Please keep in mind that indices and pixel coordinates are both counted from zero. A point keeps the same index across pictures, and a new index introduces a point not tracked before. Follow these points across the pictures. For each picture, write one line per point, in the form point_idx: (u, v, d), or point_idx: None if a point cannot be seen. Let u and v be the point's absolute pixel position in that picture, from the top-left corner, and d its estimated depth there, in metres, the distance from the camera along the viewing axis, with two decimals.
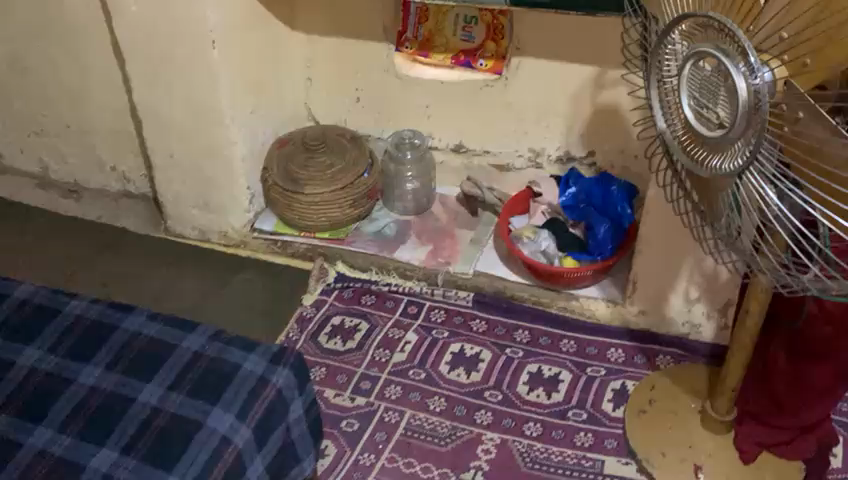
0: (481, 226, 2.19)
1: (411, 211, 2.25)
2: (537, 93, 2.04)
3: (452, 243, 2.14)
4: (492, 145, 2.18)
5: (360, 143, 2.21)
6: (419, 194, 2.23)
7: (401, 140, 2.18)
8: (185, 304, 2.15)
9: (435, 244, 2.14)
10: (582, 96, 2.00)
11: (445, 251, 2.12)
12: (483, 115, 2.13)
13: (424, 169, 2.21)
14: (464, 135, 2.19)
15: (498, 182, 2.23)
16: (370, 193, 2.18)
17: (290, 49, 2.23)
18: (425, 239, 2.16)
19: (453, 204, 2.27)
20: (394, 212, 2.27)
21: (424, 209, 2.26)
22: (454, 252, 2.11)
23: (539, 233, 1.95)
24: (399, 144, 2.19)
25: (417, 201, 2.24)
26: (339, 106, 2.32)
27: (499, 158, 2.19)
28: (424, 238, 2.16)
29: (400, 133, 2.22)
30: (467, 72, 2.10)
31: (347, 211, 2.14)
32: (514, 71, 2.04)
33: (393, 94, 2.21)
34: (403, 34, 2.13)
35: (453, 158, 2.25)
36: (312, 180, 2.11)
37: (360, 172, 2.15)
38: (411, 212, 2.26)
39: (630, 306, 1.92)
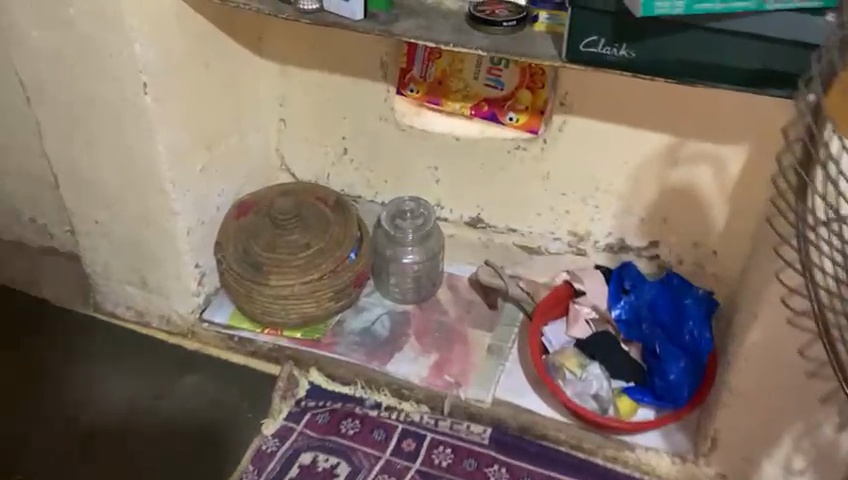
0: (501, 326, 1.67)
1: (410, 301, 1.72)
2: (586, 163, 1.52)
3: (463, 352, 1.62)
4: (520, 222, 1.65)
5: (344, 214, 1.67)
6: (422, 278, 1.71)
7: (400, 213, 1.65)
8: (112, 424, 1.65)
9: (441, 355, 1.61)
10: (647, 172, 1.48)
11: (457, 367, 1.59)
12: (511, 184, 1.61)
13: (431, 250, 1.68)
14: (484, 206, 1.67)
15: (524, 267, 1.72)
16: (355, 282, 1.64)
17: (258, 85, 1.70)
18: (428, 345, 1.63)
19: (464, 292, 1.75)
20: (388, 300, 1.74)
21: (426, 297, 1.73)
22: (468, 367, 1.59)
23: (587, 368, 1.46)
24: (396, 219, 1.66)
25: (418, 287, 1.72)
26: (321, 157, 1.79)
27: (529, 239, 1.66)
28: (426, 342, 1.64)
29: (398, 201, 1.69)
30: (492, 127, 1.57)
31: (327, 306, 1.61)
32: (556, 134, 1.51)
33: (392, 148, 1.69)
34: (407, 73, 1.59)
35: (466, 233, 1.73)
36: (281, 267, 1.57)
37: (345, 254, 1.61)
38: (411, 301, 1.73)
39: (704, 466, 1.42)
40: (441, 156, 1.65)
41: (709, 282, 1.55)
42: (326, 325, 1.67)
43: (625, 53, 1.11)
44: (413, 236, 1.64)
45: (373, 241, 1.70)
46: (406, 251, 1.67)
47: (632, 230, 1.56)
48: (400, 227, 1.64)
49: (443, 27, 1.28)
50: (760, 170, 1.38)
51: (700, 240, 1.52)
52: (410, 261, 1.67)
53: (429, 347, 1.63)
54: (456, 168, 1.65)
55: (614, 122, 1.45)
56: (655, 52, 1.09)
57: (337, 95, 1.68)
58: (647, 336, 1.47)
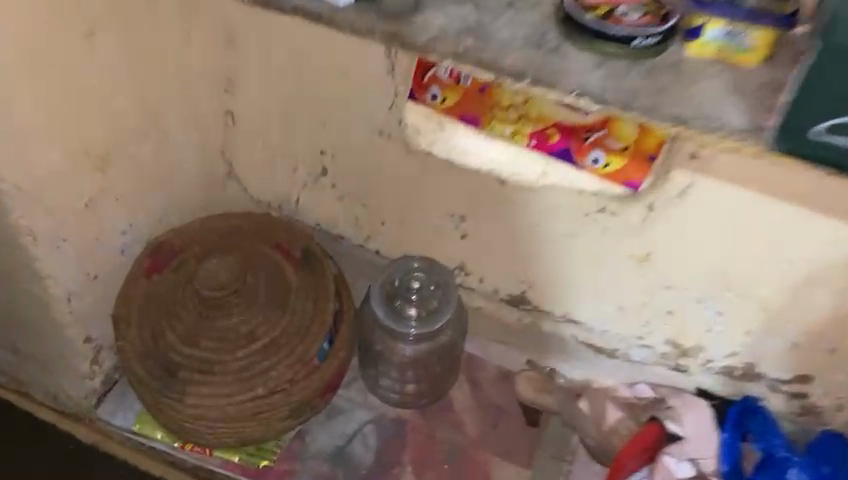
0: (543, 461, 1.11)
1: (405, 406, 1.15)
2: (718, 253, 0.91)
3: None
4: (588, 314, 1.05)
5: (314, 282, 1.06)
6: (429, 378, 1.12)
7: (396, 296, 1.04)
8: None
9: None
10: (821, 286, 0.89)
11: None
12: (582, 262, 1.00)
13: (445, 345, 1.07)
14: (534, 281, 1.06)
15: (586, 364, 1.13)
16: (325, 393, 1.05)
17: (188, 63, 1.03)
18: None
19: (487, 395, 1.16)
20: (375, 397, 1.15)
21: (433, 399, 1.15)
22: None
23: None
24: (396, 299, 1.04)
25: (424, 388, 1.13)
26: (284, 174, 1.15)
27: (600, 339, 1.08)
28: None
29: (396, 262, 1.06)
30: (560, 168, 0.94)
31: (281, 426, 1.04)
32: (673, 200, 0.90)
33: (396, 181, 1.06)
34: (428, 71, 0.92)
35: (500, 309, 1.13)
36: (207, 375, 1.00)
37: (312, 351, 1.02)
38: (409, 406, 1.15)
39: None
40: (474, 204, 1.03)
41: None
42: (279, 446, 1.10)
43: None
44: (418, 334, 1.03)
45: (361, 319, 1.09)
46: (405, 345, 1.06)
47: (772, 355, 0.98)
48: (402, 316, 1.03)
49: (511, 34, 0.65)
50: None
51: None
52: (412, 358, 1.07)
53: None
54: (497, 226, 1.03)
55: (784, 205, 0.84)
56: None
57: (312, 94, 1.02)
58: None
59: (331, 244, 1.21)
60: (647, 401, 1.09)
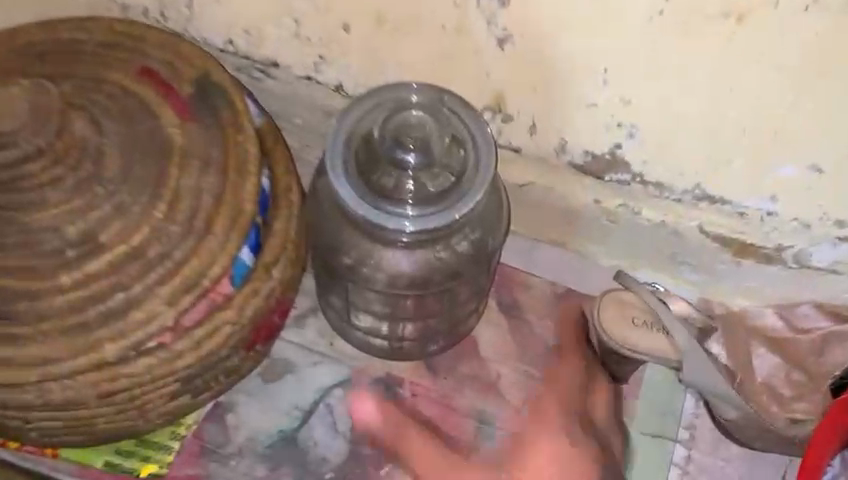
0: (644, 444, 0.64)
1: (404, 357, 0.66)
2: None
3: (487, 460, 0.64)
4: (740, 184, 0.56)
5: (222, 140, 0.57)
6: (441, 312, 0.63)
7: (372, 158, 0.54)
8: None
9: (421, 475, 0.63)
10: None
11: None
12: (748, 78, 0.50)
13: (469, 255, 0.58)
14: (640, 128, 0.55)
15: (708, 275, 0.66)
16: (249, 345, 0.57)
17: None
18: (411, 436, 0.64)
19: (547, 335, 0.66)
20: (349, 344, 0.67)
21: (445, 348, 0.66)
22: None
23: None
24: (379, 167, 0.54)
25: (432, 327, 0.64)
26: None
27: (752, 234, 0.59)
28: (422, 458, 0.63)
29: (369, 97, 0.55)
30: None
31: (171, 407, 0.56)
32: None
33: None
34: None
35: (567, 187, 0.62)
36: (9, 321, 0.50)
37: (228, 263, 0.53)
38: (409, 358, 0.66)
39: None
40: None
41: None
42: (177, 439, 0.63)
43: None
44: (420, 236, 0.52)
45: (314, 210, 0.59)
46: (394, 256, 0.57)
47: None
48: (389, 198, 0.52)
49: None
50: None
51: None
52: (409, 282, 0.58)
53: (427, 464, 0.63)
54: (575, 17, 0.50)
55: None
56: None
57: None
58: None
59: (258, 83, 0.68)
60: (822, 334, 0.63)
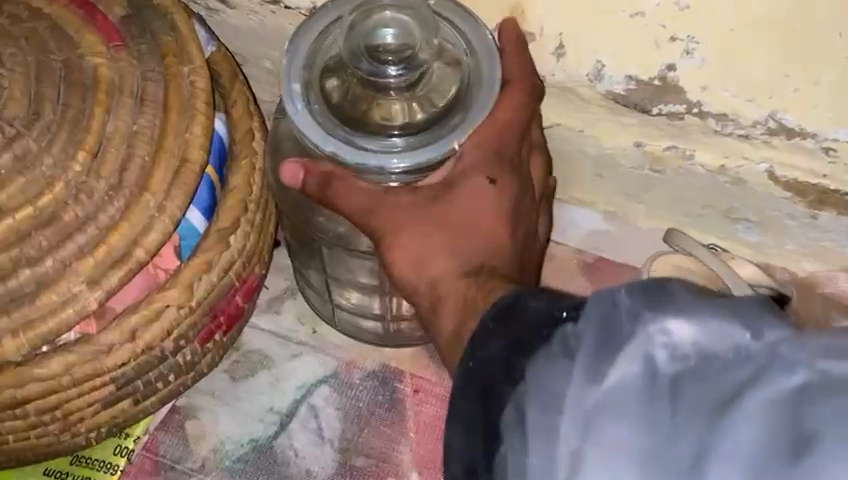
0: None
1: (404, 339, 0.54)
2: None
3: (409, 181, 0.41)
4: (827, 112, 0.44)
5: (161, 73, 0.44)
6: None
7: (344, 85, 0.42)
8: None
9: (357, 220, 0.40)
10: None
11: (378, 248, 0.40)
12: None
13: None
14: (700, 43, 0.43)
15: (771, 236, 0.54)
16: (204, 336, 0.45)
17: None
18: (340, 179, 0.40)
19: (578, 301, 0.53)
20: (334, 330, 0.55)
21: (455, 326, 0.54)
22: (408, 207, 0.40)
23: None
24: (350, 94, 0.42)
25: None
26: None
27: (839, 177, 0.47)
28: (353, 206, 0.40)
29: (329, 9, 0.43)
30: None
31: (104, 416, 0.44)
32: None
33: None
34: None
35: (600, 129, 0.50)
36: None
37: (170, 230, 0.41)
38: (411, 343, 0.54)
39: None
40: None
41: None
42: (122, 454, 0.51)
43: None
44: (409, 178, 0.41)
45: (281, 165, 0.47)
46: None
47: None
48: (368, 134, 0.41)
49: None
50: None
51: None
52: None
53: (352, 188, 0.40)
54: None
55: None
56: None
57: None
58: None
59: (216, 14, 0.55)
60: None
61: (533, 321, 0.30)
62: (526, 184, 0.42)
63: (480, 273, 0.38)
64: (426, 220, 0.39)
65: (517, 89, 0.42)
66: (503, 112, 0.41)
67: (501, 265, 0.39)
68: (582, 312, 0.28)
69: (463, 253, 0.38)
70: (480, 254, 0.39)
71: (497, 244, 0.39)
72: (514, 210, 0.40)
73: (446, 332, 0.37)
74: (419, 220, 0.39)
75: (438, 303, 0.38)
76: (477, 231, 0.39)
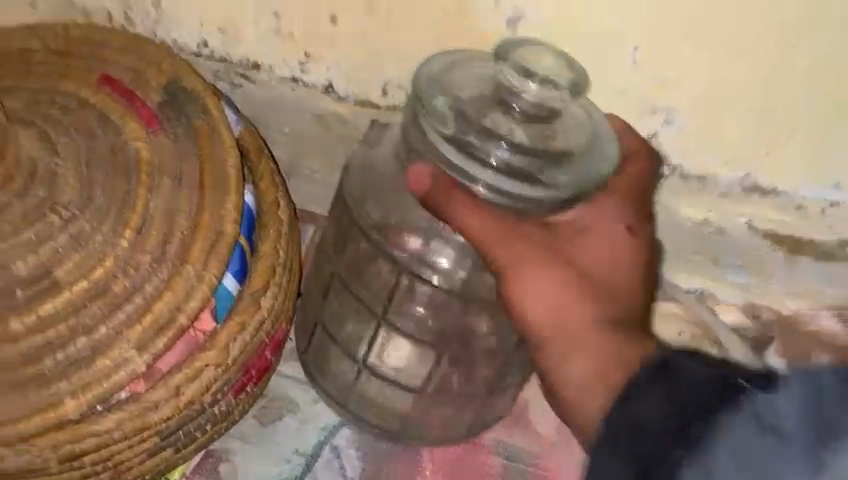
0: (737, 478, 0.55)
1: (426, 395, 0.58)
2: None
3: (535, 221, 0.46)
4: (797, 177, 0.50)
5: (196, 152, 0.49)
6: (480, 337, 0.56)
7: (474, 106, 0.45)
8: None
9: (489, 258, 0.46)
10: None
11: (506, 284, 0.46)
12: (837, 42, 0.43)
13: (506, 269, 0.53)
14: (679, 114, 0.49)
15: (756, 277, 0.58)
16: (236, 389, 0.50)
17: None
18: (460, 197, 0.45)
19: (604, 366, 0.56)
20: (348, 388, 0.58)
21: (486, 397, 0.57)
22: (541, 251, 0.46)
23: None
24: (471, 115, 0.46)
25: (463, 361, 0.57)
26: None
27: (812, 227, 0.52)
28: (490, 243, 0.45)
29: (457, 55, 0.49)
30: None
31: (148, 464, 0.49)
32: None
33: None
34: None
35: None
36: None
37: (208, 295, 0.46)
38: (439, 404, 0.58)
39: None
40: None
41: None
42: None
43: None
44: (503, 188, 0.44)
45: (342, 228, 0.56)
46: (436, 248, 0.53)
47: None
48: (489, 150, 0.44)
49: None
50: None
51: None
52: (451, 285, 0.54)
53: (486, 222, 0.45)
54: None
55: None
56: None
57: None
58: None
59: (239, 89, 0.60)
60: None
61: (695, 375, 0.35)
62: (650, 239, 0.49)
63: (615, 324, 0.44)
64: (559, 263, 0.45)
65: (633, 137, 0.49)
66: (637, 170, 0.48)
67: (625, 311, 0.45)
68: (782, 383, 0.33)
69: (599, 301, 0.45)
70: (608, 302, 0.45)
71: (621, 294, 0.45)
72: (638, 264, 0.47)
73: (582, 371, 0.43)
74: (553, 265, 0.45)
75: (576, 343, 0.44)
76: (612, 278, 0.45)
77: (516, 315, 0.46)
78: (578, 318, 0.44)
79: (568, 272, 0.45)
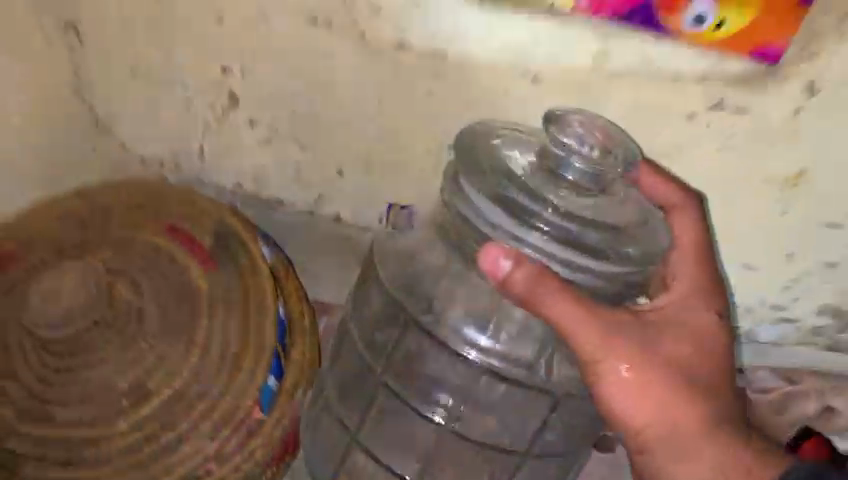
0: None
1: (437, 463, 0.69)
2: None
3: (618, 318, 0.54)
4: (781, 238, 0.64)
5: (242, 283, 0.66)
6: (484, 404, 0.68)
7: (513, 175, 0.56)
8: None
9: (590, 353, 0.52)
10: None
11: (602, 378, 0.53)
12: (815, 146, 0.57)
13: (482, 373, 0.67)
14: None
15: None
16: (275, 459, 0.65)
17: None
18: (548, 281, 0.50)
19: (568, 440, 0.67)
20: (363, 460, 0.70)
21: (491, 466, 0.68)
22: (635, 351, 0.53)
23: None
24: (534, 188, 0.55)
25: (470, 437, 0.68)
26: (176, 115, 0.73)
27: None
28: (586, 339, 0.52)
29: (502, 132, 0.59)
30: (641, 40, 0.54)
31: None
32: (832, 78, 0.53)
33: (365, 91, 0.65)
34: None
35: None
36: (72, 468, 0.59)
37: (257, 396, 0.62)
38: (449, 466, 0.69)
39: None
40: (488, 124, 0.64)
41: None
42: None
43: None
44: (557, 253, 0.53)
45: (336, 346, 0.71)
46: (470, 333, 0.65)
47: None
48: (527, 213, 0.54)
49: None
50: None
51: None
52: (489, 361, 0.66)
53: (577, 317, 0.51)
54: None
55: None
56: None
57: None
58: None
59: (266, 217, 0.79)
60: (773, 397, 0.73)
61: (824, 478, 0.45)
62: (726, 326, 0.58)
63: (719, 425, 0.53)
64: (657, 365, 0.53)
65: (678, 230, 0.60)
66: (684, 258, 0.59)
67: (720, 400, 0.54)
68: None
69: (694, 391, 0.54)
70: (709, 401, 0.54)
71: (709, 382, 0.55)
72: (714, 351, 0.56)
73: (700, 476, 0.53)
74: (662, 374, 0.53)
75: (689, 449, 0.53)
76: (706, 377, 0.55)
77: (616, 405, 0.54)
78: (676, 410, 0.53)
79: (664, 367, 0.54)
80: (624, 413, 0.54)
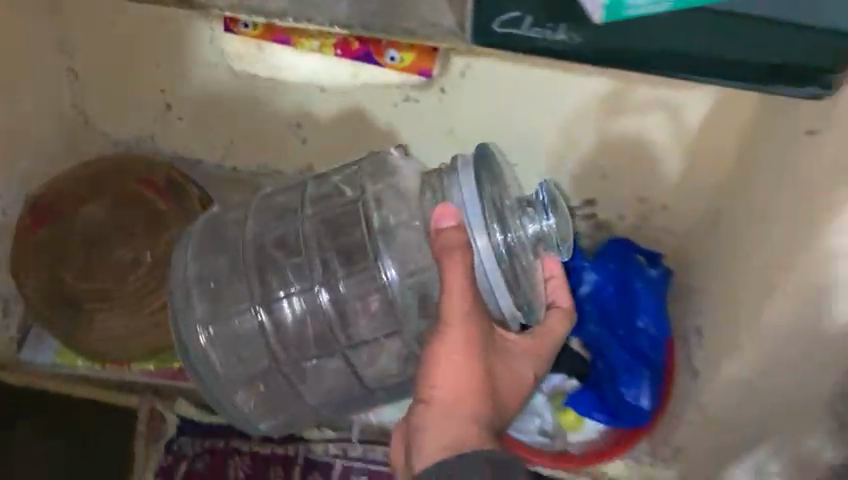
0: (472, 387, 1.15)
1: (284, 329, 1.01)
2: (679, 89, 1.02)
3: (483, 329, 0.81)
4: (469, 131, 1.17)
5: (182, 206, 1.22)
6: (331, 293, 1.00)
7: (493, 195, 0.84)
8: None
9: (452, 318, 0.79)
10: (577, 126, 1.11)
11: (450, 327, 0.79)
12: (471, 86, 1.10)
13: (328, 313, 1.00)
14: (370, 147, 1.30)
15: None
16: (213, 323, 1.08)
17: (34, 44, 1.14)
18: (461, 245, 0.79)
19: (370, 369, 1.00)
20: (235, 306, 1.01)
21: (313, 351, 1.00)
22: (477, 342, 0.80)
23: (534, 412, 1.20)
24: (505, 219, 0.83)
25: (323, 305, 0.99)
26: (135, 117, 1.29)
27: None
28: (455, 306, 0.78)
29: (495, 164, 0.86)
30: (367, 69, 1.10)
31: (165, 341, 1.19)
32: (456, 80, 1.10)
33: (237, 98, 1.22)
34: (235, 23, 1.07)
35: None
36: (106, 302, 1.20)
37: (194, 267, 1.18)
38: (290, 334, 1.01)
39: (659, 467, 1.23)
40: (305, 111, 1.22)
41: (727, 254, 1.05)
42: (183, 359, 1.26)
43: (567, 38, 0.74)
44: (494, 264, 0.81)
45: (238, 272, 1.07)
46: (386, 265, 0.94)
47: (589, 162, 1.16)
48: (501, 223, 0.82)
49: None
50: (723, 135, 1.04)
51: (667, 166, 1.12)
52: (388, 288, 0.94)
53: (461, 290, 0.78)
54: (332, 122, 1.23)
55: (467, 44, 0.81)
56: (604, 42, 0.74)
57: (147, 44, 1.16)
58: (642, 404, 1.14)
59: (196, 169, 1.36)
60: None
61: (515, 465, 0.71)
62: (509, 380, 0.87)
63: (475, 426, 0.79)
64: (478, 355, 0.80)
65: (549, 317, 0.94)
66: (522, 364, 0.89)
67: (485, 414, 0.80)
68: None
69: (480, 388, 0.81)
70: (479, 408, 0.80)
71: (491, 396, 0.81)
72: (512, 386, 0.87)
73: (434, 438, 0.78)
74: (475, 361, 0.80)
75: (451, 411, 0.79)
76: (487, 396, 0.81)
77: (440, 359, 0.79)
78: (467, 386, 0.80)
79: (480, 357, 0.81)
80: (437, 367, 0.80)
